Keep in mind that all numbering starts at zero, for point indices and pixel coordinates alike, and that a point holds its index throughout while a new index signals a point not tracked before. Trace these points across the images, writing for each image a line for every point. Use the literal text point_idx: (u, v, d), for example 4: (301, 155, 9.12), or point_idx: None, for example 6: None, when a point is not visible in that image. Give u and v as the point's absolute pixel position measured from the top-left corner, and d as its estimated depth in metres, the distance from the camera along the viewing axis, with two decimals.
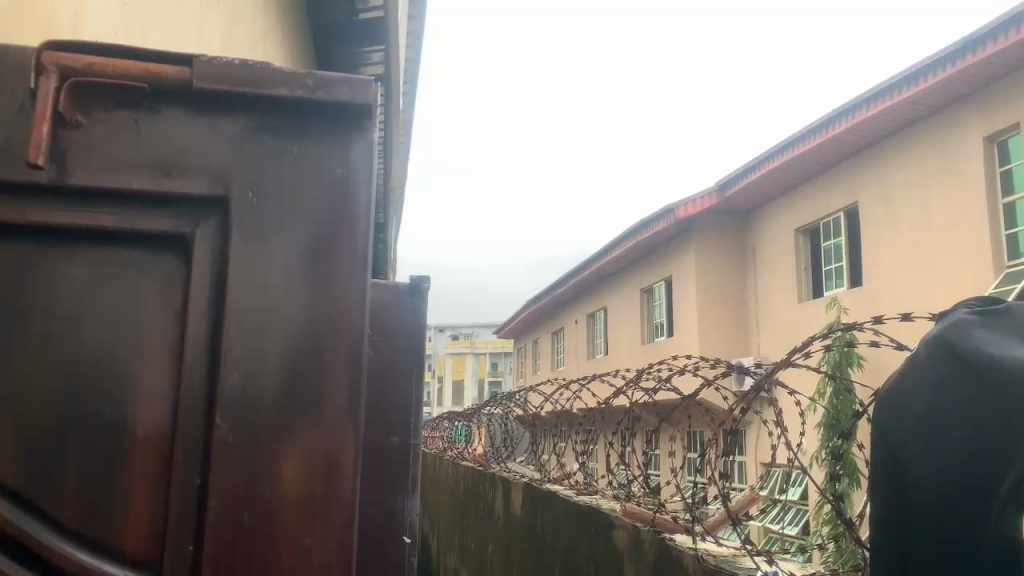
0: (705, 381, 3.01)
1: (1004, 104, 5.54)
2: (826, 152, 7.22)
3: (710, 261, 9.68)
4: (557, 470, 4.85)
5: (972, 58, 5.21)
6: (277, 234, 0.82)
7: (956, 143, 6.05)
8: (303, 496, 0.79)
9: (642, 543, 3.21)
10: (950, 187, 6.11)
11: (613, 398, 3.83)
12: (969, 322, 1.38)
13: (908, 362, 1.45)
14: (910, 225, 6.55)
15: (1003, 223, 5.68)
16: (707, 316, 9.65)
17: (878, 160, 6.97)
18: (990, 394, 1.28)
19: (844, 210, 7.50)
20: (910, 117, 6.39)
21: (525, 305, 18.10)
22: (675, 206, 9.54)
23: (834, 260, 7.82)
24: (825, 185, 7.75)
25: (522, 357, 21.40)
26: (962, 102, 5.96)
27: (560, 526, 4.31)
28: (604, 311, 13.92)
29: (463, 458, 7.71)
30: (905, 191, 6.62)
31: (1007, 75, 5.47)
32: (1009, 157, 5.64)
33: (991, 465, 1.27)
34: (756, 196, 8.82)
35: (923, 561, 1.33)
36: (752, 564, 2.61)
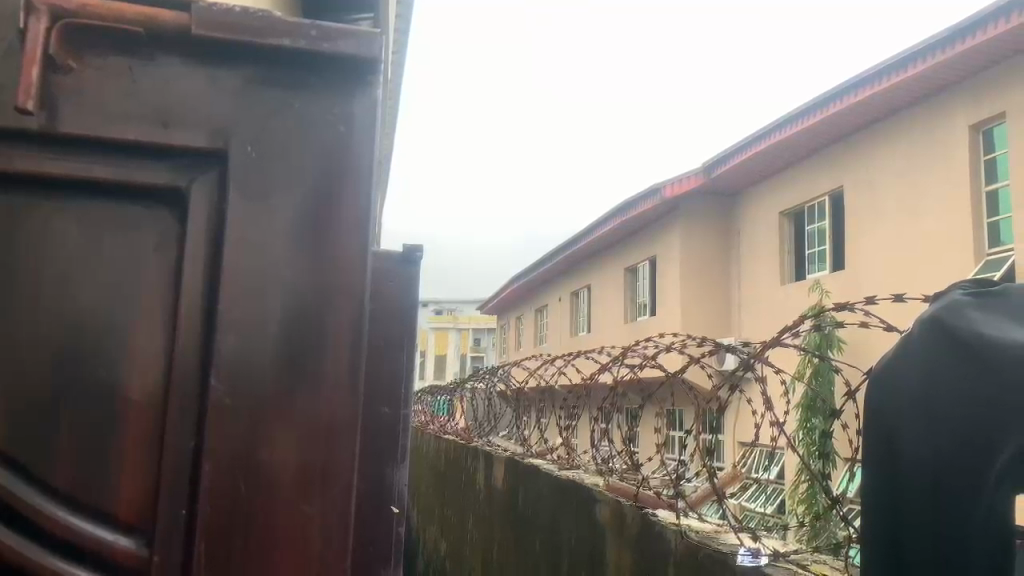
0: (690, 359, 2.97)
1: (992, 93, 5.54)
2: (813, 135, 7.22)
3: (694, 243, 9.68)
4: (540, 445, 4.88)
5: (961, 46, 5.21)
6: (279, 193, 0.79)
7: (942, 131, 6.07)
8: (302, 466, 0.77)
9: (625, 518, 3.22)
10: (935, 173, 6.14)
11: (598, 374, 3.80)
12: (965, 303, 1.40)
13: (902, 342, 1.44)
14: (896, 211, 6.58)
15: (986, 211, 5.74)
16: (691, 297, 9.72)
17: (864, 145, 6.98)
18: (988, 377, 1.29)
19: (830, 195, 7.51)
20: (898, 104, 6.38)
21: (509, 282, 18.13)
22: (662, 185, 9.51)
23: (818, 244, 7.85)
24: (811, 168, 7.76)
25: (506, 333, 21.47)
26: (949, 89, 5.97)
27: (542, 500, 4.34)
28: (587, 289, 13.97)
29: (444, 432, 7.74)
30: (890, 177, 6.64)
31: (995, 64, 5.48)
32: (994, 146, 5.68)
33: (983, 449, 1.27)
34: (742, 177, 8.82)
35: (915, 542, 1.33)
36: (735, 539, 2.60)
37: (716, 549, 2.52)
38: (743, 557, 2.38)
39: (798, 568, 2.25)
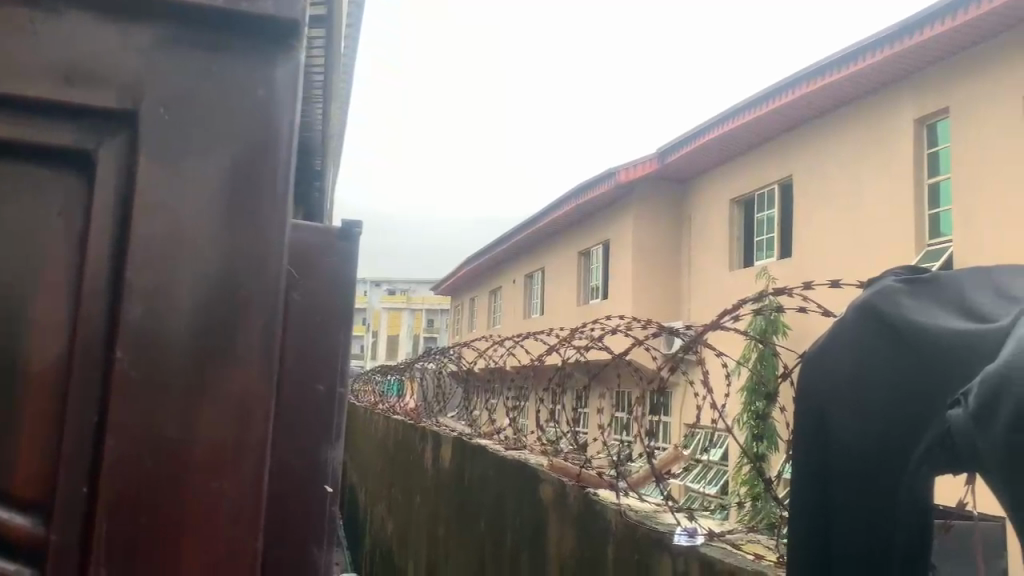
0: (636, 342, 2.98)
1: (938, 88, 5.68)
2: (765, 125, 7.32)
3: (647, 228, 9.77)
4: (488, 426, 4.89)
5: (909, 42, 5.33)
6: (194, 158, 0.76)
7: (888, 124, 6.21)
8: (215, 443, 0.75)
9: (568, 497, 3.25)
10: (880, 164, 6.29)
11: (546, 355, 3.80)
12: (897, 289, 1.42)
13: (835, 325, 1.46)
14: (842, 201, 6.72)
15: (928, 203, 5.93)
16: (642, 281, 9.83)
17: (813, 135, 7.10)
18: (916, 360, 1.31)
19: (779, 183, 7.65)
20: (846, 96, 6.51)
21: (462, 263, 18.07)
22: (616, 169, 9.55)
23: (767, 231, 7.98)
24: (762, 157, 7.87)
25: (458, 315, 21.44)
26: (897, 84, 6.10)
27: (487, 480, 4.36)
28: (541, 272, 14.00)
29: (394, 412, 7.70)
30: (837, 168, 6.78)
31: (941, 60, 5.62)
32: (937, 140, 5.86)
33: (908, 431, 1.30)
34: (695, 164, 8.91)
35: (842, 521, 1.36)
36: (672, 519, 2.65)
37: (653, 528, 2.56)
38: (679, 535, 2.41)
39: (732, 547, 2.29)
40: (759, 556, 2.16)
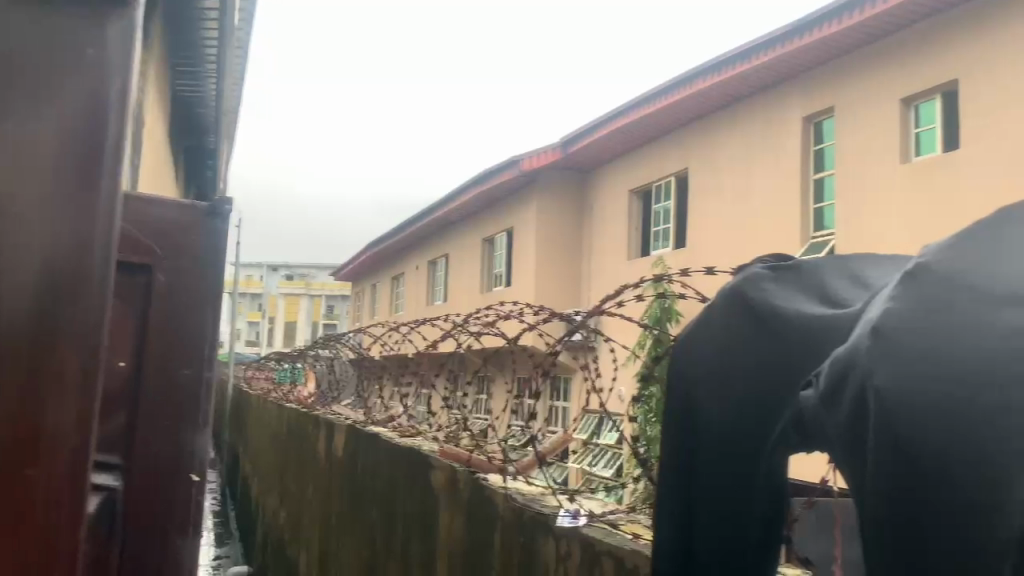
0: (528, 326, 3.00)
1: (824, 88, 5.97)
2: (663, 118, 7.51)
3: (549, 216, 9.87)
4: (382, 414, 4.83)
5: (799, 42, 5.57)
6: (11, 116, 0.70)
7: (777, 121, 6.48)
8: (29, 427, 0.69)
9: (458, 482, 3.25)
10: (769, 160, 6.57)
11: (441, 341, 3.78)
12: (764, 276, 1.48)
13: (705, 309, 1.51)
14: (733, 194, 6.98)
15: (814, 197, 6.26)
16: (543, 269, 9.93)
17: (708, 130, 7.34)
18: (776, 342, 1.36)
19: (676, 175, 7.87)
20: (740, 93, 6.75)
21: (363, 248, 17.76)
22: (519, 157, 9.59)
23: (663, 222, 8.21)
24: (660, 149, 8.08)
25: (360, 301, 21.08)
26: (786, 83, 6.37)
27: (380, 467, 4.31)
28: (444, 259, 13.93)
29: (289, 400, 7.49)
30: (729, 162, 7.04)
31: (828, 61, 5.92)
32: (823, 138, 6.19)
33: (767, 410, 1.36)
34: (596, 155, 9.05)
35: (705, 498, 1.41)
36: (558, 501, 2.68)
37: (539, 510, 2.59)
38: (563, 517, 2.45)
39: (611, 528, 2.34)
40: (636, 536, 2.23)
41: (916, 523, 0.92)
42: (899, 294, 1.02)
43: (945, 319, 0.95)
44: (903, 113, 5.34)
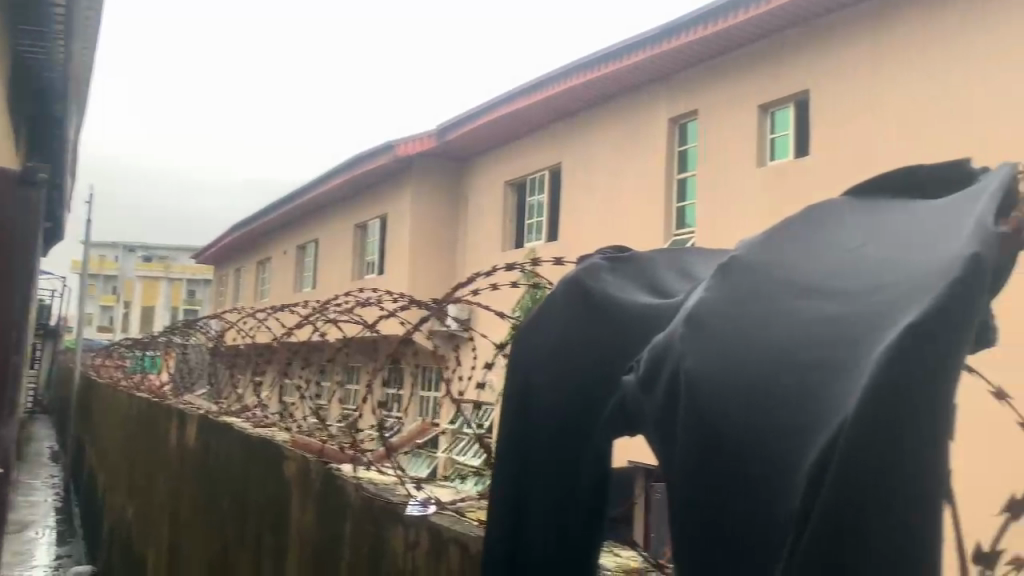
0: (385, 313, 2.95)
1: (689, 91, 6.23)
2: (538, 111, 7.61)
3: (423, 204, 9.79)
4: (237, 404, 4.63)
5: (670, 45, 5.80)
6: None
7: (646, 121, 6.70)
8: None
9: (310, 473, 3.18)
10: (637, 158, 6.79)
11: (298, 328, 3.67)
12: (602, 267, 1.52)
13: (547, 297, 1.53)
14: (603, 190, 7.16)
15: (678, 196, 6.53)
16: (417, 258, 9.84)
17: (580, 126, 7.49)
18: (611, 329, 1.41)
19: (550, 168, 8.00)
20: (611, 92, 6.94)
21: (228, 231, 16.99)
22: (394, 142, 9.46)
23: (536, 215, 8.32)
24: (535, 143, 8.18)
25: (224, 286, 20.17)
26: (654, 85, 6.60)
27: (233, 459, 4.14)
28: (315, 244, 13.55)
29: (140, 389, 7.06)
30: (600, 158, 7.22)
31: (693, 66, 6.17)
32: (687, 139, 6.46)
33: (598, 394, 1.39)
34: (472, 145, 9.06)
35: (538, 480, 1.43)
36: (408, 490, 2.67)
37: (390, 500, 2.57)
38: (412, 506, 2.44)
39: (460, 515, 2.35)
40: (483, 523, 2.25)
41: (712, 500, 0.93)
42: (713, 285, 1.06)
43: (749, 306, 1.00)
44: (761, 119, 5.65)
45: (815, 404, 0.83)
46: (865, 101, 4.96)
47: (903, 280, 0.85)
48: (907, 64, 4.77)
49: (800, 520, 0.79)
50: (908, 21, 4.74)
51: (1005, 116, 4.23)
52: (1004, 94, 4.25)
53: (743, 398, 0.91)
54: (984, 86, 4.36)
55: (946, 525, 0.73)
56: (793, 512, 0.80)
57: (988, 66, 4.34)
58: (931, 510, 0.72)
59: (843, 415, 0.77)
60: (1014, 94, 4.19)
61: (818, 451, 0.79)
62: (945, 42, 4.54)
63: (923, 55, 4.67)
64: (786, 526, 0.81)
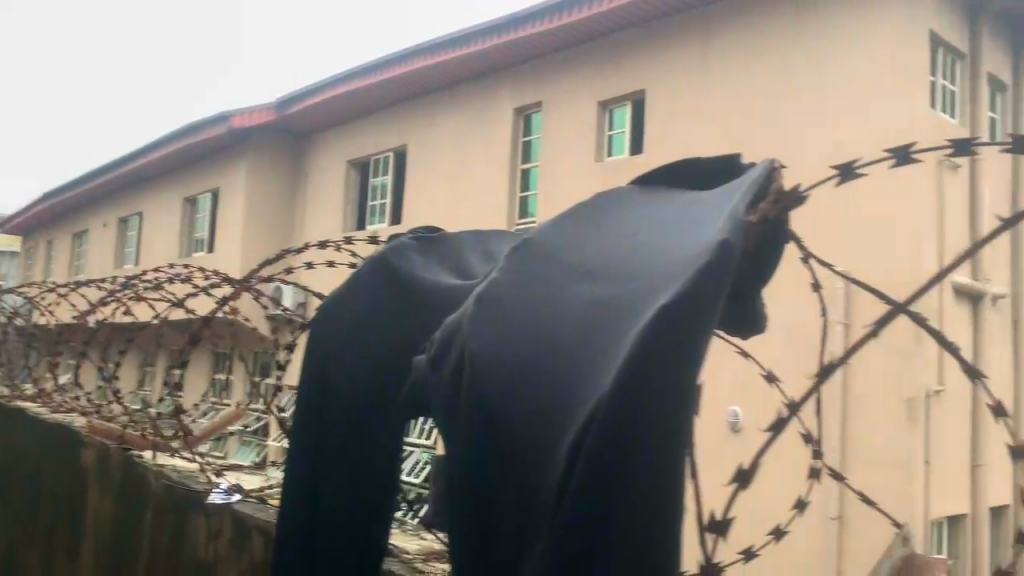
0: (195, 290, 2.77)
1: (534, 82, 6.31)
2: (384, 91, 7.44)
3: (260, 180, 9.33)
4: (33, 387, 4.21)
5: (518, 34, 5.85)
6: None
7: (491, 109, 6.72)
8: None
9: (110, 461, 2.93)
10: (482, 145, 6.80)
11: (100, 304, 3.37)
12: (410, 246, 1.50)
13: (352, 274, 1.50)
14: (448, 176, 7.11)
15: (521, 185, 6.59)
16: (252, 237, 9.38)
17: (426, 109, 7.40)
18: (412, 313, 1.40)
19: (394, 150, 7.86)
20: (459, 77, 6.90)
21: (39, 200, 15.45)
22: (230, 113, 8.95)
23: (379, 197, 8.15)
24: (380, 123, 8.00)
25: (32, 260, 18.34)
26: (501, 73, 6.63)
27: (24, 447, 3.75)
28: (140, 218, 12.60)
29: None
30: (445, 143, 7.16)
31: (539, 58, 6.24)
32: (531, 130, 6.54)
33: (396, 378, 1.39)
34: (314, 121, 8.73)
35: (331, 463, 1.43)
36: (214, 478, 2.51)
37: (194, 488, 2.41)
38: (216, 493, 2.30)
39: (267, 503, 2.24)
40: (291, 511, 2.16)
41: (481, 480, 0.95)
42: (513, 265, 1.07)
43: (532, 287, 1.02)
44: (600, 116, 5.80)
45: (581, 392, 0.86)
46: (695, 103, 5.15)
47: (666, 262, 0.89)
48: (734, 68, 4.98)
49: (562, 496, 0.82)
50: (735, 29, 4.98)
51: (814, 126, 4.55)
52: (813, 105, 4.58)
53: (516, 382, 0.93)
54: (799, 95, 4.63)
55: (692, 496, 0.79)
56: (554, 490, 0.84)
57: (802, 77, 4.64)
58: (673, 499, 0.77)
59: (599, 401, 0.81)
60: (822, 106, 4.53)
61: (575, 438, 0.82)
62: (767, 53, 4.82)
63: (747, 63, 4.91)
64: (549, 503, 0.84)
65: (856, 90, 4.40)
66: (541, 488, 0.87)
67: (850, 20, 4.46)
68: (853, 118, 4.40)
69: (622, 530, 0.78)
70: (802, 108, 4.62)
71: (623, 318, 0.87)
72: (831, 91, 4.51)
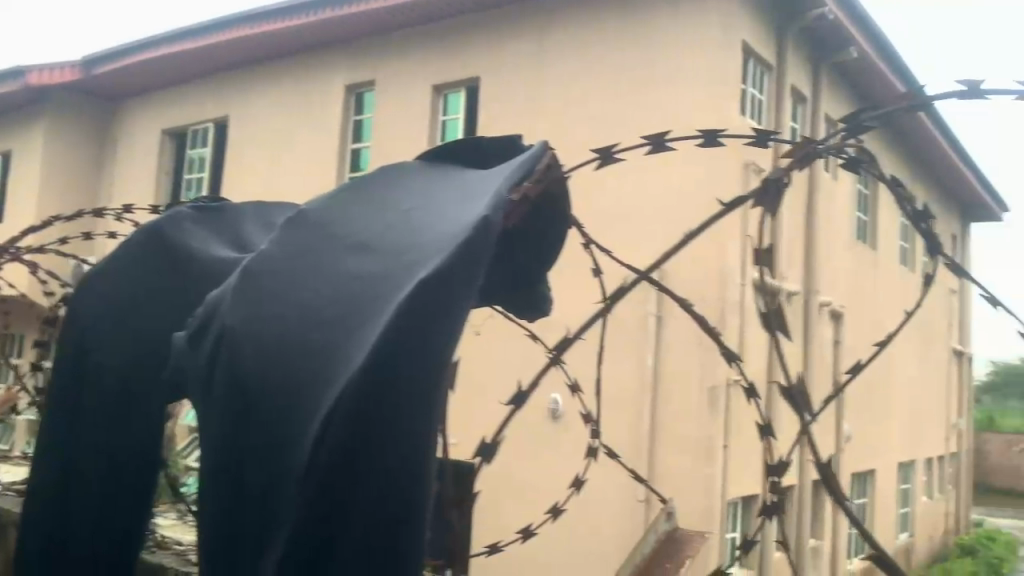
0: None
1: (366, 59, 6.15)
2: (206, 57, 6.98)
3: (59, 145, 8.46)
4: None
5: (349, 9, 5.67)
6: None
7: (321, 84, 6.48)
8: None
9: None
10: (310, 121, 6.54)
11: None
12: None
13: None
14: (272, 151, 6.78)
15: (350, 166, 6.40)
16: (48, 206, 8.50)
17: (252, 80, 7.02)
18: None
19: (215, 120, 7.40)
20: (288, 49, 6.59)
21: None
22: (25, 68, 8.05)
23: (196, 169, 7.64)
24: (200, 91, 7.50)
25: None
26: (332, 48, 6.41)
27: None
28: None
29: None
30: (271, 116, 6.83)
31: (372, 36, 6.09)
32: (363, 109, 6.38)
33: None
34: (125, 84, 8.04)
35: None
36: None
37: None
38: None
39: None
40: None
41: (249, 448, 1.09)
42: (290, 238, 1.22)
43: (300, 272, 1.16)
44: (432, 100, 5.75)
45: (336, 373, 1.02)
46: (525, 93, 5.22)
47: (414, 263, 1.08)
48: (563, 61, 5.09)
49: (316, 440, 0.99)
50: (565, 24, 5.09)
51: (636, 123, 4.74)
52: (636, 103, 4.76)
53: (282, 361, 1.08)
54: (623, 94, 4.80)
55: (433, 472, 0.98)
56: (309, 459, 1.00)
57: (626, 74, 4.81)
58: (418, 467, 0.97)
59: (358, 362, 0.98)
60: (644, 104, 4.72)
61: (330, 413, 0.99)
62: (595, 51, 4.95)
63: (575, 57, 5.03)
64: (304, 440, 1.01)
65: (676, 94, 4.61)
66: (300, 429, 1.03)
67: (671, 26, 4.67)
68: (670, 117, 4.62)
69: (372, 495, 0.96)
70: (625, 107, 4.79)
71: (382, 292, 1.05)
72: (652, 90, 4.71)
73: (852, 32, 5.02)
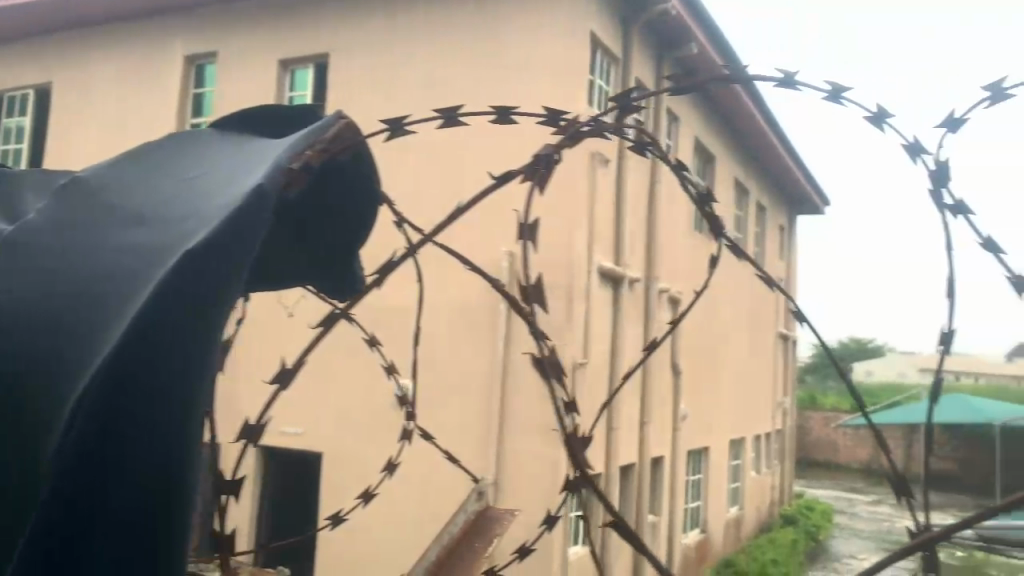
0: None
1: (208, 29, 5.82)
2: (24, 18, 6.35)
3: None
4: None
5: None
6: None
7: (158, 54, 6.06)
8: None
9: None
10: (144, 93, 6.09)
11: None
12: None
13: None
14: (102, 123, 6.27)
15: None
16: None
17: (80, 46, 6.45)
18: None
19: (36, 87, 6.75)
20: (120, 13, 6.12)
21: None
22: None
23: (13, 141, 6.93)
24: (17, 55, 6.81)
25: None
26: (170, 16, 6.01)
27: None
28: None
29: None
30: (101, 86, 6.31)
31: (215, 4, 5.77)
32: (204, 82, 6.01)
33: None
34: None
35: None
36: None
37: None
38: None
39: None
40: None
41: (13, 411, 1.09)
42: (70, 210, 1.29)
43: (80, 244, 1.21)
44: (279, 75, 5.51)
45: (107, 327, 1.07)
46: (376, 72, 5.10)
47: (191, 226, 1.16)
48: (416, 40, 5.00)
49: (78, 398, 0.99)
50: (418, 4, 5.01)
51: (486, 105, 4.75)
52: (487, 86, 4.76)
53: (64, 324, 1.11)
54: (474, 77, 4.79)
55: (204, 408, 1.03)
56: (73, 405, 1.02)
57: (477, 58, 4.80)
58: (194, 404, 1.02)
59: (130, 318, 1.02)
60: (495, 88, 4.73)
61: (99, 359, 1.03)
62: (447, 35, 4.90)
63: (427, 37, 4.97)
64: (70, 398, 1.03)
65: (526, 83, 4.65)
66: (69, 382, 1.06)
67: (522, 11, 4.70)
68: (521, 101, 4.66)
69: None
70: (476, 93, 4.78)
71: (156, 260, 1.11)
72: (503, 73, 4.72)
73: (690, 27, 5.25)
